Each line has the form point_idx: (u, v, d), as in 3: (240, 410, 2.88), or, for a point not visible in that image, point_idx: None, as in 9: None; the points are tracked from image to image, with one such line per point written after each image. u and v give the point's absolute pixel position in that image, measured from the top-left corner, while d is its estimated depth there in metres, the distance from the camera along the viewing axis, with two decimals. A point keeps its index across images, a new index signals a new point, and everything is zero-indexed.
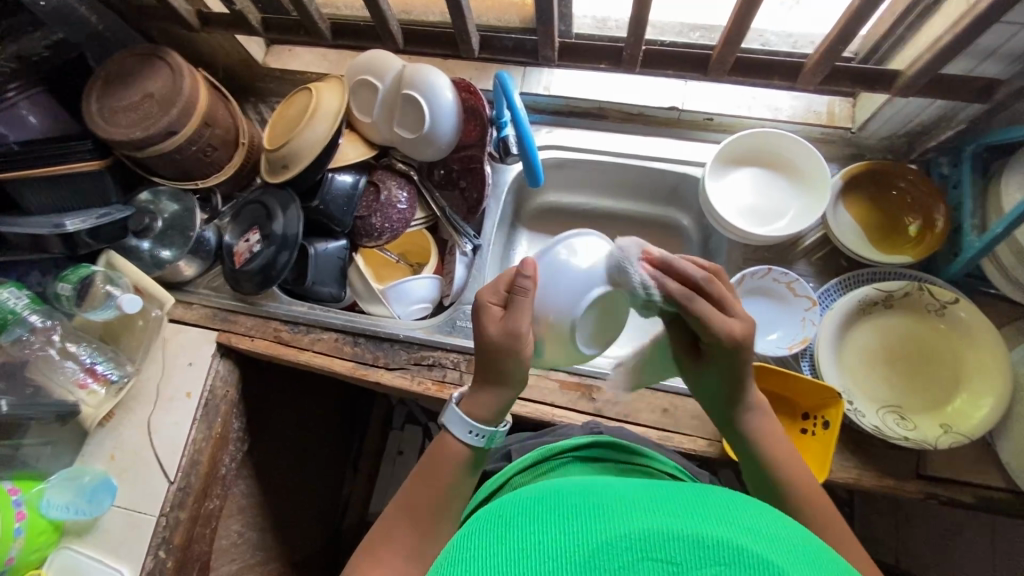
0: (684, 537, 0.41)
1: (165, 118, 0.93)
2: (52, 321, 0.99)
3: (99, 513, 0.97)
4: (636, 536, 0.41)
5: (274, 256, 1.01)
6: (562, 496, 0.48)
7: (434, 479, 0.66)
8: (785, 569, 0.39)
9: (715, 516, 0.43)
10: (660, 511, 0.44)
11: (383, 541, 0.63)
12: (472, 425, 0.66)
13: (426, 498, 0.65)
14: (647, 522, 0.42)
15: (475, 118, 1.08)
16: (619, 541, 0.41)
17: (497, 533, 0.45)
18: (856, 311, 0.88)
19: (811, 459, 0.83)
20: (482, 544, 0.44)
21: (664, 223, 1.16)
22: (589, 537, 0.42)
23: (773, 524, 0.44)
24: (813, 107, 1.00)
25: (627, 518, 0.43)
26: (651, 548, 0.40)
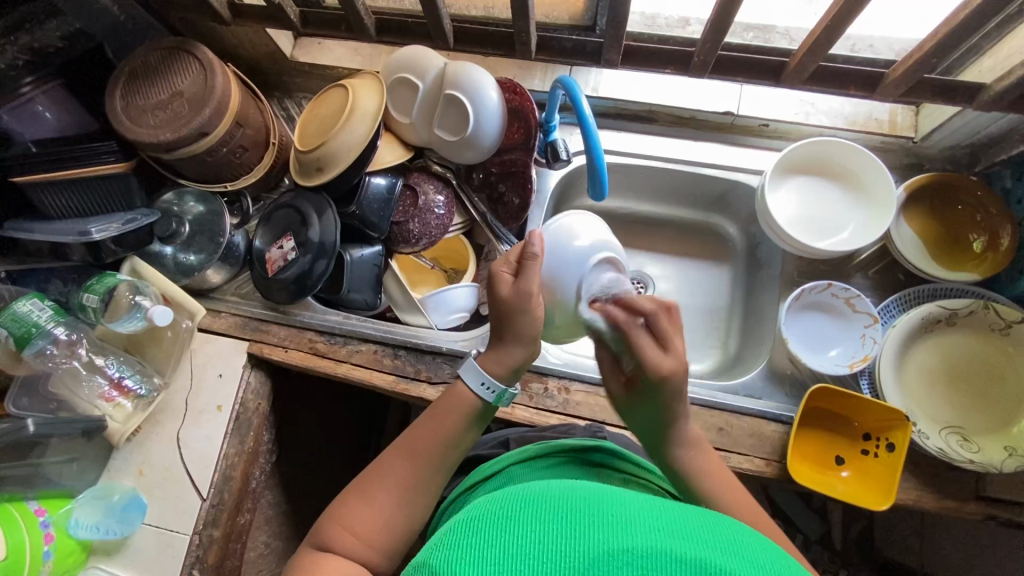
0: (686, 559, 0.37)
1: (198, 118, 0.87)
2: (77, 334, 0.94)
3: (129, 532, 0.93)
4: (639, 552, 0.38)
5: (310, 265, 0.96)
6: (563, 500, 0.45)
7: (435, 433, 0.66)
8: None
9: (721, 543, 0.40)
10: (668, 528, 0.40)
11: (370, 485, 0.64)
12: (484, 377, 0.67)
13: (425, 451, 0.66)
14: (651, 538, 0.39)
15: (520, 119, 1.02)
16: (619, 555, 0.38)
17: (491, 527, 0.42)
18: (917, 329, 0.86)
19: (875, 483, 0.81)
20: (474, 536, 0.42)
21: (708, 229, 1.12)
22: (590, 547, 0.39)
23: (781, 566, 0.40)
24: (874, 114, 0.96)
25: (628, 532, 0.40)
26: (651, 565, 0.37)
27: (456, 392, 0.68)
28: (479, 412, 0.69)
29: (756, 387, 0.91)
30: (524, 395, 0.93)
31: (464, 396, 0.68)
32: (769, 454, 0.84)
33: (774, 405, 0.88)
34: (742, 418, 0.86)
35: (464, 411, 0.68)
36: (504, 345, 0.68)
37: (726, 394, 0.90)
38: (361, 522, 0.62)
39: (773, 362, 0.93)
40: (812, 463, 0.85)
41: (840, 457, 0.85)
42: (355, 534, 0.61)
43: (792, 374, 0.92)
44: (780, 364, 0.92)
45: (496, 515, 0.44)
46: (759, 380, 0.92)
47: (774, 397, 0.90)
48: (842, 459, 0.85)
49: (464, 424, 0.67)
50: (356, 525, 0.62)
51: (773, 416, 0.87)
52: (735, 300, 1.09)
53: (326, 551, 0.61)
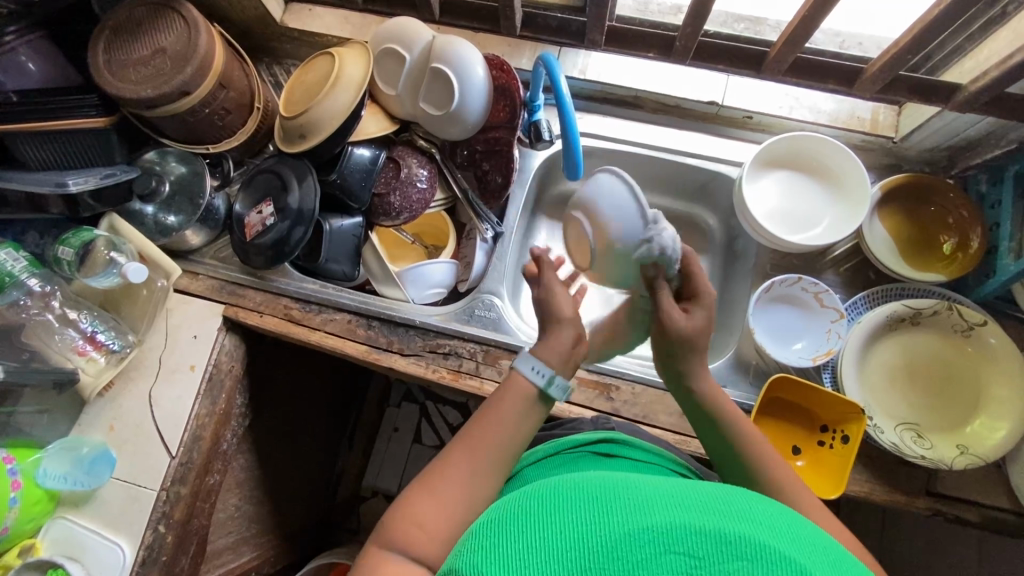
0: (705, 531, 0.40)
1: (179, 76, 0.87)
2: (51, 286, 0.95)
3: (96, 485, 0.95)
4: (660, 529, 0.40)
5: (288, 231, 0.97)
6: (575, 485, 0.47)
7: (497, 423, 0.65)
8: (808, 566, 0.39)
9: (733, 513, 0.42)
10: (681, 506, 0.43)
11: (434, 478, 0.62)
12: (534, 361, 0.68)
13: (489, 441, 0.64)
14: (668, 514, 0.41)
15: (505, 97, 1.01)
16: (640, 533, 0.40)
17: (516, 525, 0.44)
18: (881, 327, 0.88)
19: (827, 472, 0.83)
20: (502, 534, 0.43)
21: (689, 220, 1.14)
22: (611, 528, 0.41)
23: (790, 525, 0.43)
24: (857, 112, 0.96)
25: (645, 511, 0.42)
26: (674, 541, 0.39)
27: (516, 385, 0.67)
28: (539, 400, 0.67)
29: (721, 375, 0.93)
30: (494, 371, 0.95)
31: (523, 385, 0.67)
32: None
33: (737, 393, 0.90)
34: None
35: (529, 400, 0.67)
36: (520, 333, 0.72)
37: None
38: (429, 514, 0.59)
39: (739, 352, 0.95)
40: None
41: (797, 447, 0.87)
42: (424, 527, 0.58)
43: (757, 365, 0.93)
44: (747, 354, 0.94)
45: (515, 512, 0.46)
46: (725, 369, 0.94)
47: (738, 385, 0.92)
48: (798, 449, 0.87)
49: (523, 411, 0.66)
50: (423, 517, 0.59)
51: (735, 404, 0.89)
52: (710, 291, 1.11)
53: (394, 550, 0.57)
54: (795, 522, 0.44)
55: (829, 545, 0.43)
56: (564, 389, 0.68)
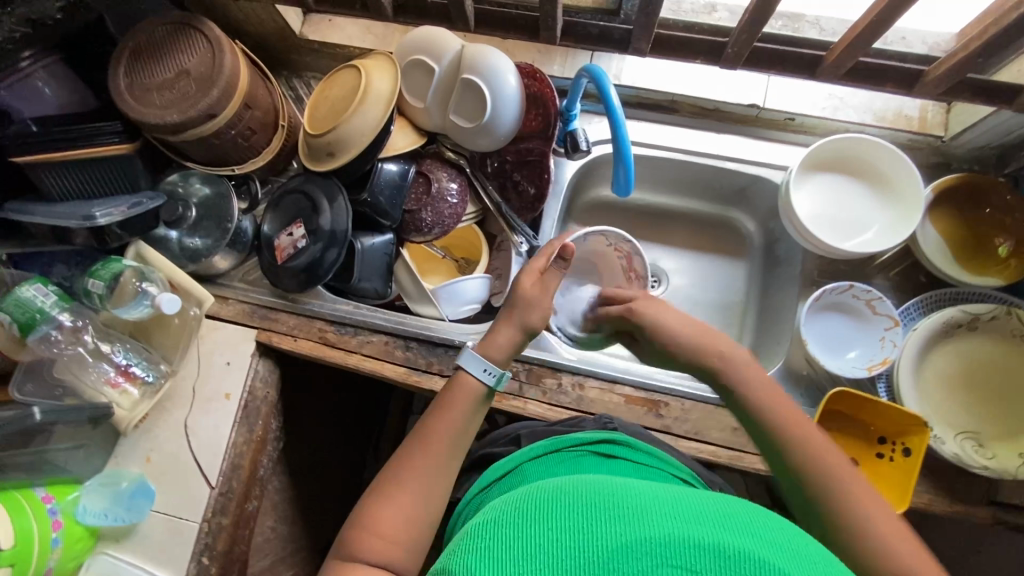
0: (706, 544, 0.37)
1: (205, 99, 0.83)
2: (82, 321, 0.92)
3: (136, 519, 0.93)
4: (658, 541, 0.38)
5: (322, 254, 0.94)
6: (573, 492, 0.45)
7: (445, 421, 0.69)
8: None
9: (739, 526, 0.40)
10: (679, 515, 0.41)
11: (391, 484, 0.65)
12: (487, 363, 0.72)
13: (439, 440, 0.68)
14: (667, 525, 0.39)
15: (538, 106, 0.98)
16: (637, 545, 0.38)
17: (510, 527, 0.42)
18: (939, 333, 0.85)
19: (888, 486, 0.81)
20: (496, 536, 0.42)
21: (725, 223, 1.12)
22: (606, 540, 0.39)
23: (800, 544, 0.40)
24: (905, 111, 0.93)
25: (644, 521, 0.40)
26: (671, 554, 0.37)
27: (462, 384, 0.72)
28: (482, 399, 0.72)
29: None
30: (537, 390, 0.92)
31: (471, 385, 0.72)
32: None
33: None
34: None
35: (473, 398, 0.71)
36: (500, 331, 0.76)
37: None
38: (389, 521, 0.62)
39: (789, 362, 0.92)
40: None
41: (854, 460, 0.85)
42: (382, 535, 0.61)
43: (808, 375, 0.91)
44: (797, 365, 0.92)
45: (510, 515, 0.44)
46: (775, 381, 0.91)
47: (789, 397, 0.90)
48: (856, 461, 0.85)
49: (471, 409, 0.71)
50: (382, 525, 0.61)
51: None
52: (749, 296, 1.09)
53: (359, 561, 0.60)
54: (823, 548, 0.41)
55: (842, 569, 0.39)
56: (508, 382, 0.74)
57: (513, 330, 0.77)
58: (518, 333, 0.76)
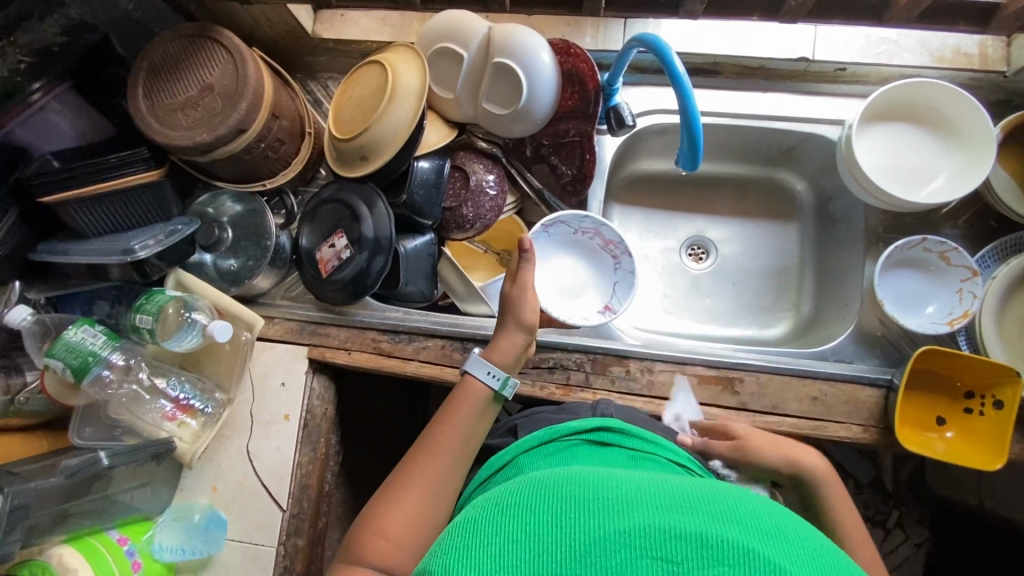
0: (687, 534, 0.37)
1: (235, 114, 0.79)
2: (133, 359, 0.90)
3: (212, 550, 0.92)
4: (636, 532, 0.37)
5: (368, 262, 0.91)
6: (555, 481, 0.44)
7: (452, 426, 0.71)
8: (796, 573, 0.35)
9: (725, 513, 0.39)
10: (661, 505, 0.39)
11: (398, 485, 0.66)
12: (490, 366, 0.76)
13: (447, 446, 0.70)
14: (647, 515, 0.38)
15: (574, 83, 0.93)
16: (615, 537, 0.37)
17: (491, 523, 0.41)
18: (1018, 279, 0.82)
19: (982, 441, 0.79)
20: (477, 533, 0.41)
21: (773, 186, 1.08)
22: (582, 532, 0.38)
23: (785, 526, 0.40)
24: (963, 48, 0.88)
25: (623, 512, 0.39)
26: (650, 545, 0.36)
27: (468, 385, 0.76)
28: (490, 401, 0.76)
29: (846, 351, 0.88)
30: (605, 380, 0.90)
31: (477, 388, 0.75)
32: (866, 419, 0.83)
33: (868, 369, 0.86)
34: (835, 385, 0.84)
35: (476, 403, 0.74)
36: (506, 338, 0.81)
37: (814, 360, 0.88)
38: (395, 522, 0.63)
39: (860, 324, 0.89)
40: (912, 427, 0.83)
41: (941, 418, 0.83)
42: (389, 537, 0.62)
43: (882, 336, 0.88)
44: (869, 326, 0.89)
45: (494, 509, 0.44)
46: (848, 344, 0.89)
47: (865, 359, 0.88)
48: (944, 419, 0.83)
49: (477, 412, 0.74)
50: (387, 529, 0.62)
51: (869, 381, 0.84)
52: (805, 259, 1.05)
53: (365, 564, 0.60)
54: (812, 532, 0.41)
55: (822, 546, 0.39)
56: (513, 388, 0.78)
57: (518, 335, 0.81)
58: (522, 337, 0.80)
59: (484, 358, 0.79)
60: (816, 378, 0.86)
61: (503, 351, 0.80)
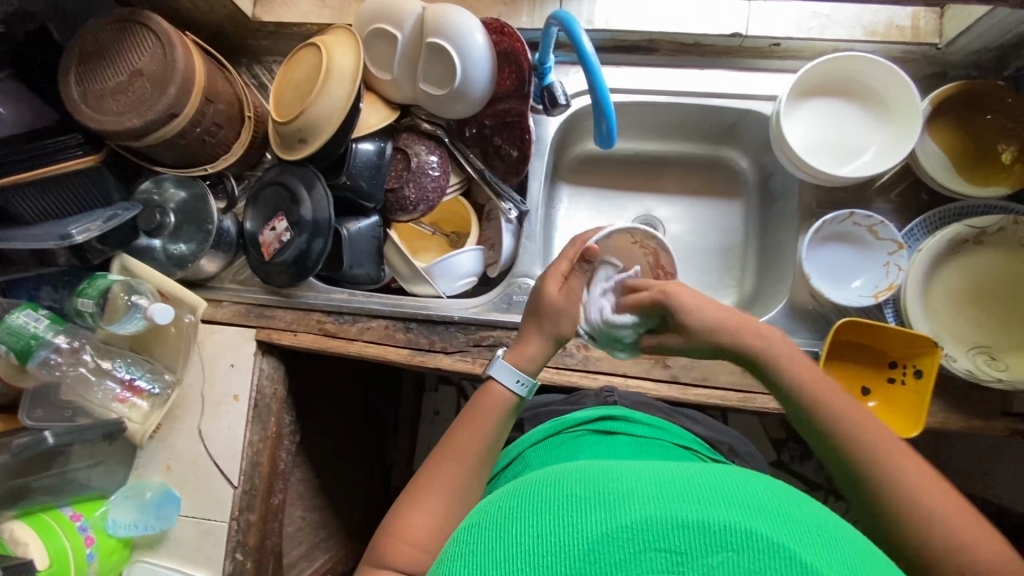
0: (690, 523, 0.36)
1: (163, 100, 0.80)
2: (79, 341, 0.93)
3: (166, 526, 0.95)
4: (640, 525, 0.37)
5: (308, 244, 0.92)
6: (553, 484, 0.43)
7: (473, 428, 0.69)
8: (801, 553, 0.36)
9: (724, 497, 0.39)
10: (661, 493, 0.39)
11: (421, 492, 0.64)
12: (519, 375, 0.71)
13: (471, 451, 0.67)
14: (649, 506, 0.38)
15: (510, 63, 0.93)
16: (620, 532, 0.37)
17: (495, 533, 0.41)
18: (944, 251, 0.83)
19: (901, 409, 0.81)
20: (483, 542, 0.40)
21: (718, 163, 1.09)
22: (586, 531, 0.38)
23: (788, 505, 0.40)
24: (895, 21, 0.88)
25: (625, 506, 0.38)
26: (655, 537, 0.36)
27: (490, 391, 0.71)
28: (512, 408, 0.71)
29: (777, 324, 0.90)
30: None
31: (500, 394, 0.71)
32: None
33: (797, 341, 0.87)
34: None
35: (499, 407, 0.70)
36: (530, 340, 0.74)
37: None
38: (416, 529, 0.61)
39: (793, 298, 0.91)
40: None
41: (866, 388, 0.85)
42: (410, 541, 0.61)
43: (814, 309, 0.90)
44: (801, 300, 0.90)
45: (494, 519, 0.43)
46: (780, 318, 0.90)
47: (796, 332, 0.89)
48: (869, 389, 0.85)
49: (500, 417, 0.70)
50: (409, 533, 0.61)
51: None
52: (749, 236, 1.06)
53: (388, 569, 0.60)
54: (816, 507, 0.41)
55: (830, 524, 0.39)
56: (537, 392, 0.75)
57: (544, 341, 0.75)
58: (549, 341, 0.74)
59: (508, 360, 0.73)
60: None
61: (528, 351, 0.74)
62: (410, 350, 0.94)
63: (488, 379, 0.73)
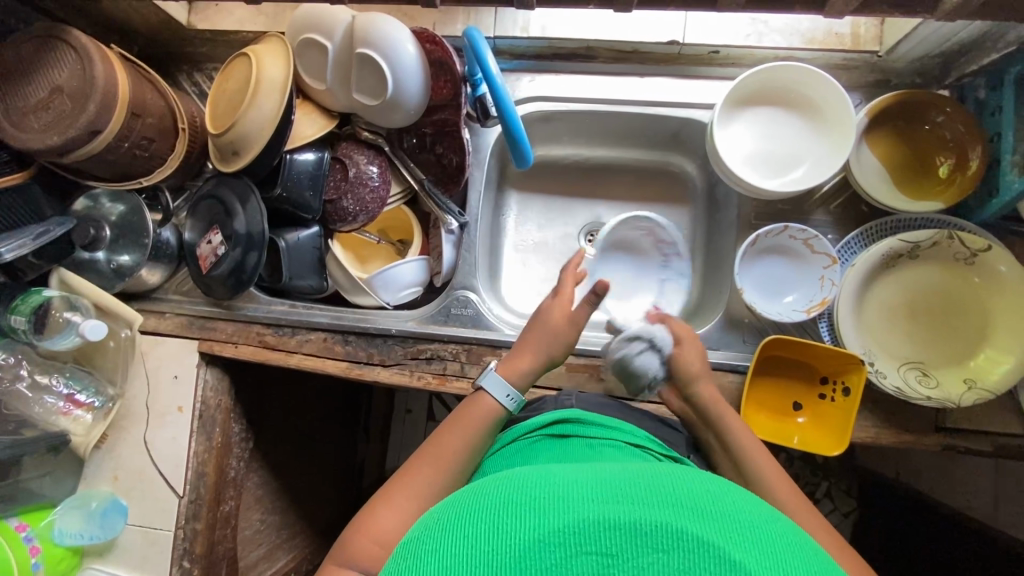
0: (619, 525, 0.37)
1: (83, 116, 0.79)
2: (16, 356, 0.94)
3: (113, 535, 0.96)
4: (571, 529, 0.37)
5: (242, 258, 0.92)
6: (494, 490, 0.43)
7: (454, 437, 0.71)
8: (733, 549, 0.36)
9: (658, 496, 0.39)
10: (595, 497, 0.39)
11: (392, 496, 0.66)
12: (510, 389, 0.75)
13: (445, 458, 0.69)
14: (580, 510, 0.38)
15: (445, 72, 0.93)
16: (552, 537, 0.37)
17: (434, 543, 0.40)
18: (878, 266, 0.82)
19: (831, 426, 0.80)
20: (419, 555, 0.40)
21: (666, 170, 1.07)
22: (518, 537, 0.38)
23: (723, 500, 0.40)
24: (834, 29, 0.90)
25: (559, 510, 0.38)
26: (586, 541, 0.36)
27: (479, 402, 0.74)
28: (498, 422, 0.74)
29: (712, 338, 0.88)
30: (479, 370, 0.92)
31: (489, 404, 0.74)
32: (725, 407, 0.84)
33: (733, 356, 0.86)
34: None
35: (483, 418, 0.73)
36: (525, 356, 0.79)
37: None
38: (387, 529, 0.62)
39: (729, 311, 0.90)
40: (768, 412, 0.85)
41: (798, 403, 0.84)
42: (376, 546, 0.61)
43: (751, 322, 0.88)
44: (738, 313, 0.89)
45: (433, 528, 0.43)
46: (716, 332, 0.89)
47: (732, 346, 0.88)
48: (799, 404, 0.84)
49: (486, 427, 0.72)
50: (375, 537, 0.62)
51: (732, 367, 0.85)
52: (696, 244, 1.05)
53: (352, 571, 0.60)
54: (752, 501, 0.42)
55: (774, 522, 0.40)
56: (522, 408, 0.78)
57: (537, 358, 0.80)
58: (541, 361, 0.79)
59: (502, 374, 0.78)
60: None
61: (523, 367, 0.78)
62: (349, 364, 0.95)
63: (479, 390, 0.76)
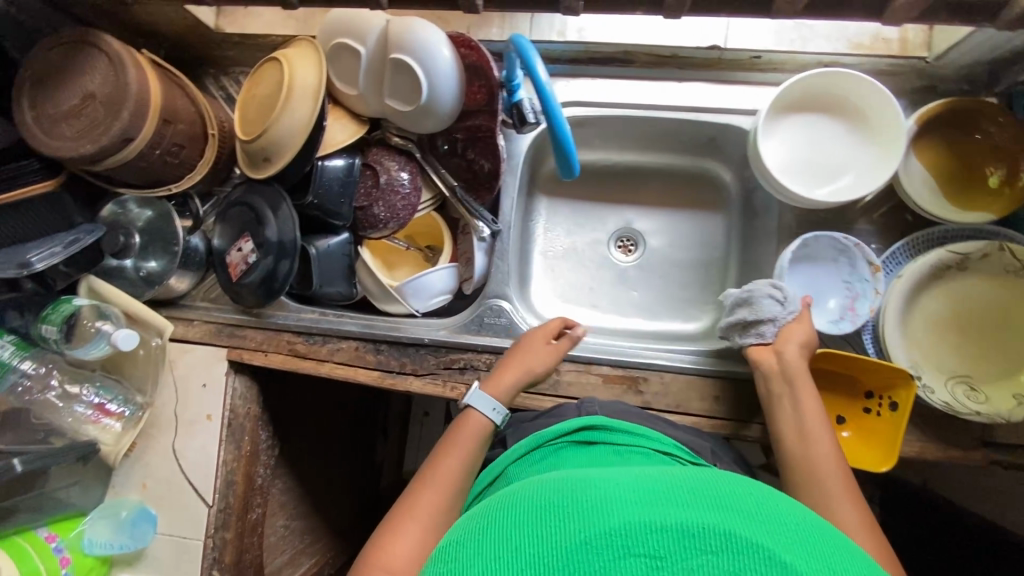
0: (666, 526, 0.35)
1: (116, 124, 0.77)
2: (46, 366, 0.93)
3: (142, 544, 0.96)
4: (616, 531, 0.36)
5: (274, 267, 0.91)
6: (533, 493, 0.42)
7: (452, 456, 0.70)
8: (783, 554, 0.35)
9: (705, 499, 0.38)
10: (637, 497, 0.38)
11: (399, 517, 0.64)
12: (495, 403, 0.74)
13: (448, 478, 0.68)
14: (623, 512, 0.37)
15: (479, 77, 0.91)
16: (596, 540, 0.36)
17: (475, 546, 0.39)
18: (925, 278, 0.80)
19: (876, 441, 0.79)
20: (459, 558, 0.39)
21: (701, 176, 1.05)
22: (562, 539, 0.37)
23: (767, 502, 0.39)
24: (882, 34, 0.89)
25: (603, 512, 0.37)
26: (632, 543, 0.35)
27: (469, 418, 0.74)
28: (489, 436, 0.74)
29: None
30: None
31: (480, 421, 0.74)
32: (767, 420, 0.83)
33: None
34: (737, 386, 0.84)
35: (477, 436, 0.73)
36: (506, 371, 0.79)
37: (721, 360, 0.87)
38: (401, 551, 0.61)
39: None
40: None
41: (841, 417, 0.83)
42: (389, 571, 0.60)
43: None
44: None
45: (474, 530, 0.42)
46: None
47: None
48: (843, 418, 0.83)
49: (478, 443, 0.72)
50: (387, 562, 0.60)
51: None
52: (731, 251, 1.03)
53: None
54: (795, 505, 0.41)
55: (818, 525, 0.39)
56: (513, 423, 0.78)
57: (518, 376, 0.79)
58: (521, 378, 0.79)
59: (485, 389, 0.77)
60: (717, 377, 0.87)
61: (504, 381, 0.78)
62: (381, 373, 0.93)
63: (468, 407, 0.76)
